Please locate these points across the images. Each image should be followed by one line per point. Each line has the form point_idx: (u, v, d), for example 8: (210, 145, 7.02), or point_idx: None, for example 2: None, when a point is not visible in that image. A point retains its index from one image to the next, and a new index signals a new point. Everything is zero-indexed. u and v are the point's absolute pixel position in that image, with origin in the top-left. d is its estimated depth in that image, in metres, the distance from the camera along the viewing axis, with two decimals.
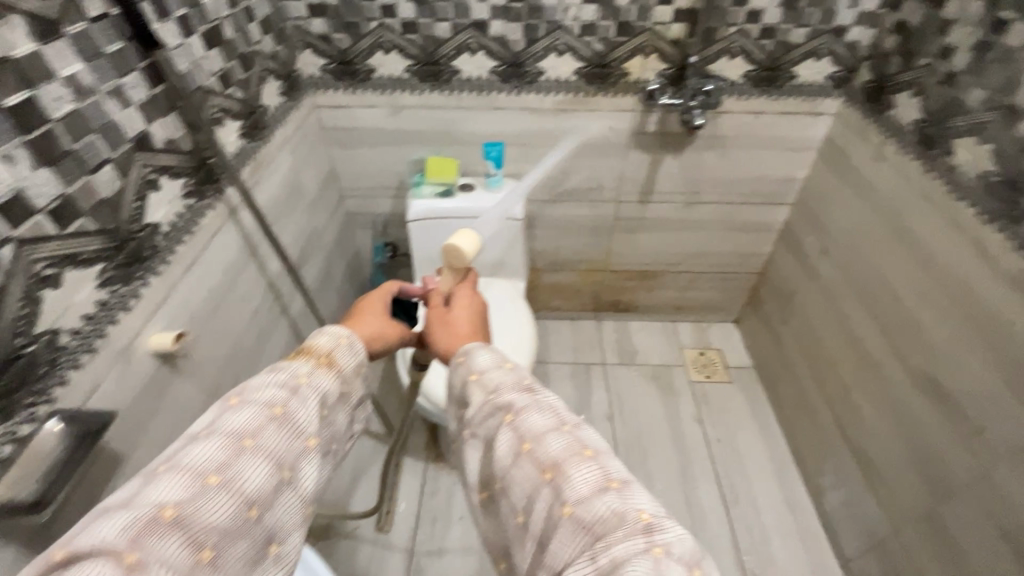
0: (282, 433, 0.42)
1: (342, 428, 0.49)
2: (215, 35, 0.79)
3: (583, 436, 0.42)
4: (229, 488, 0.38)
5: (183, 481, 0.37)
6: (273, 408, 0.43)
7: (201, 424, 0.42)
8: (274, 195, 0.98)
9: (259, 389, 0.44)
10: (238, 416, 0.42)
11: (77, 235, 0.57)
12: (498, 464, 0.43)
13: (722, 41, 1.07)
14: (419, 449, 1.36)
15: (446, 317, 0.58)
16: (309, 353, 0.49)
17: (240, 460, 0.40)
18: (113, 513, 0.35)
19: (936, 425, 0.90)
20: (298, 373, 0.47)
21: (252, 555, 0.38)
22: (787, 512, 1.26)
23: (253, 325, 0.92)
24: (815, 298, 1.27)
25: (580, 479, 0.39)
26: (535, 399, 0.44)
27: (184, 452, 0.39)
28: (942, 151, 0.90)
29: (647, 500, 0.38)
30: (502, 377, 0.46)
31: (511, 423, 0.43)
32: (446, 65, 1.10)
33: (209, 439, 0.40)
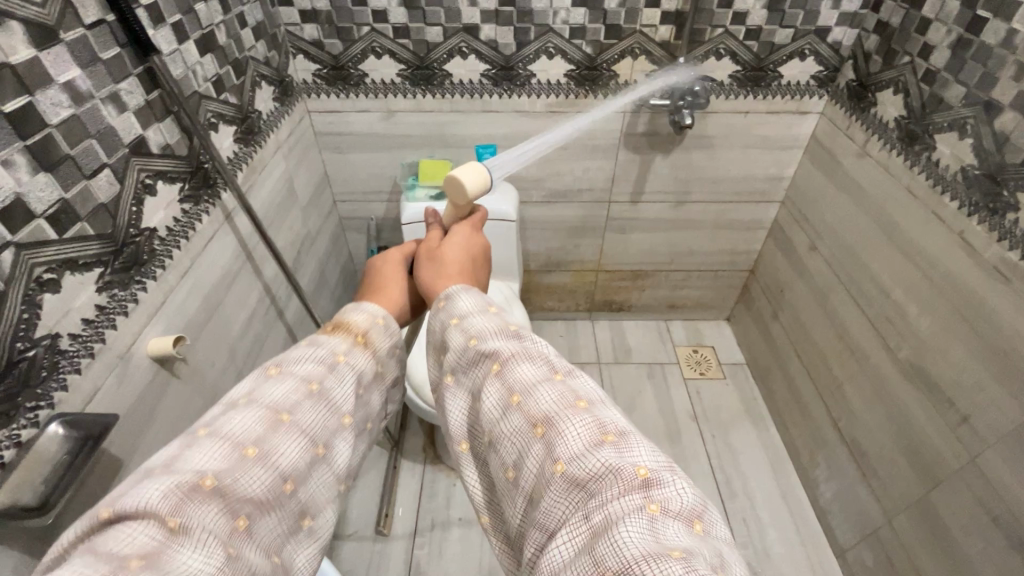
0: (317, 408, 0.44)
1: (376, 408, 0.51)
2: (208, 41, 0.80)
3: (577, 388, 0.42)
4: (266, 460, 0.39)
5: (223, 449, 0.38)
6: (311, 383, 0.44)
7: (239, 392, 0.43)
8: (269, 199, 0.99)
9: (298, 362, 0.46)
10: (276, 389, 0.43)
11: (77, 240, 0.57)
12: (488, 417, 0.44)
13: (709, 42, 1.09)
14: (417, 452, 1.36)
15: (442, 257, 0.60)
16: (346, 330, 0.50)
17: (278, 434, 0.41)
18: (156, 476, 0.35)
19: (922, 413, 0.92)
20: (336, 350, 0.48)
21: (284, 526, 0.40)
22: (781, 504, 1.28)
23: (249, 329, 0.92)
24: (804, 293, 1.29)
25: (573, 431, 0.38)
26: (521, 348, 0.46)
27: (224, 421, 0.40)
28: (924, 146, 0.93)
29: (644, 452, 0.37)
30: (482, 323, 0.48)
31: (499, 373, 0.44)
32: (438, 69, 1.11)
33: (248, 410, 0.41)
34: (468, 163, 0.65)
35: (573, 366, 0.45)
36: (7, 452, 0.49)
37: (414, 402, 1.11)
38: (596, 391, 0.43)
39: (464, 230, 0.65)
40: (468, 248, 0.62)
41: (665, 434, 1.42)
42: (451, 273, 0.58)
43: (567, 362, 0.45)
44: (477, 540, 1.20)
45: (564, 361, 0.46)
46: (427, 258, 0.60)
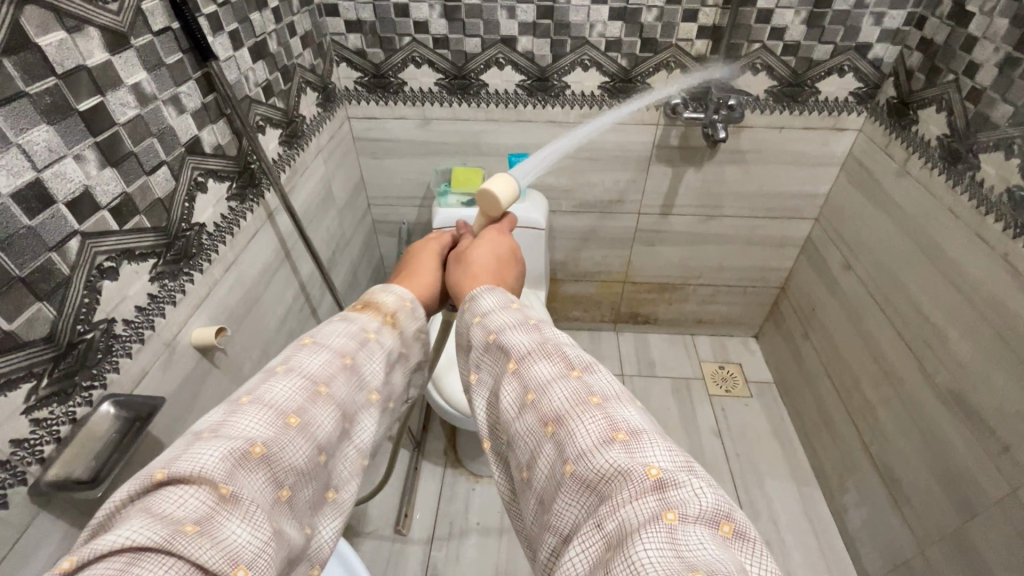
0: (349, 382, 0.46)
1: (399, 387, 0.53)
2: (260, 48, 0.84)
3: (591, 384, 0.43)
4: (306, 431, 0.41)
5: (268, 416, 0.39)
6: (344, 357, 0.46)
7: (276, 360, 0.45)
8: (308, 199, 1.02)
9: (331, 336, 0.48)
10: (313, 360, 0.45)
11: (135, 232, 0.61)
12: (505, 416, 0.45)
13: (746, 57, 1.09)
14: (438, 454, 1.38)
15: (471, 257, 0.62)
16: (375, 310, 0.53)
17: (316, 405, 0.42)
18: (206, 441, 0.36)
19: (960, 440, 0.89)
20: (367, 327, 0.50)
21: (316, 497, 0.41)
22: (808, 530, 1.24)
23: (284, 325, 0.96)
24: (837, 313, 1.26)
25: (582, 429, 0.39)
26: (540, 344, 0.47)
27: (266, 389, 0.41)
28: (968, 166, 0.90)
29: (656, 453, 0.37)
30: (506, 318, 0.50)
31: (515, 372, 0.45)
32: (475, 79, 1.14)
33: (288, 379, 0.42)
34: (501, 172, 0.66)
35: (590, 361, 0.45)
36: (63, 427, 0.52)
37: (440, 406, 1.12)
38: (613, 387, 0.43)
39: (493, 234, 0.66)
40: (497, 249, 0.63)
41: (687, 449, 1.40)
42: (479, 273, 0.59)
43: (584, 357, 0.45)
44: (494, 545, 1.20)
45: (583, 356, 0.46)
46: (457, 259, 0.62)
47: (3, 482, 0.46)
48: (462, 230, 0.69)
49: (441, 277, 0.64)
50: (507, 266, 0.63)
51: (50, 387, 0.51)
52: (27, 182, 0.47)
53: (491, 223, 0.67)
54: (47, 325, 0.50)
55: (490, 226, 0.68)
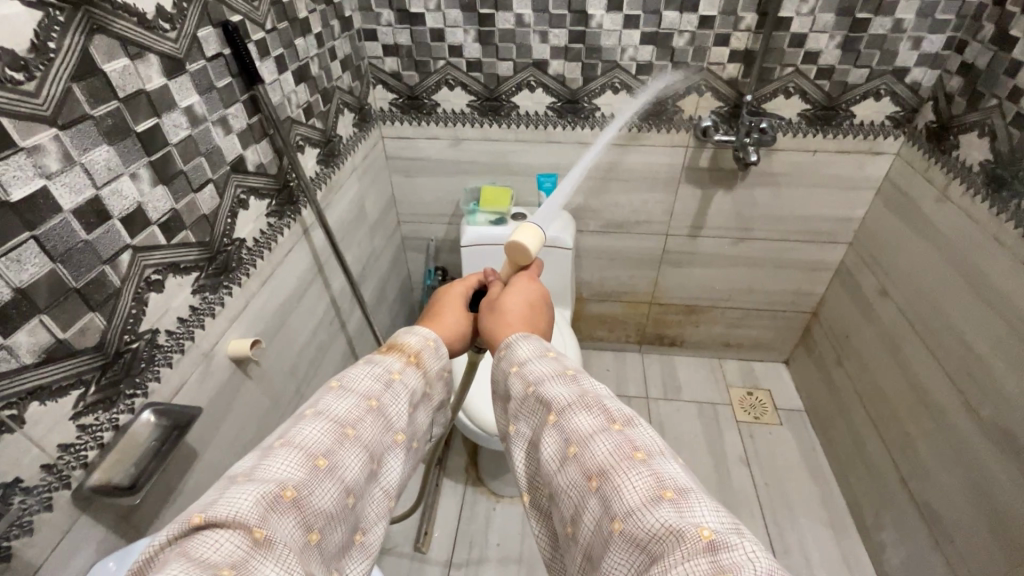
0: (376, 423, 0.47)
1: (422, 426, 0.54)
2: (303, 72, 0.88)
3: (634, 439, 0.43)
4: (334, 473, 0.41)
5: (299, 458, 0.40)
6: (370, 400, 0.47)
7: (305, 404, 0.46)
8: (342, 216, 1.05)
9: (359, 379, 0.49)
10: (339, 404, 0.46)
11: (181, 246, 0.63)
12: (547, 468, 0.45)
13: (778, 81, 1.09)
14: (459, 472, 1.38)
15: (504, 302, 0.62)
16: (400, 350, 0.54)
17: (344, 448, 0.43)
18: (241, 485, 0.37)
19: (1007, 479, 0.85)
20: (391, 368, 0.51)
21: (344, 540, 0.42)
22: (842, 568, 1.19)
23: (314, 339, 0.98)
24: (873, 341, 1.22)
25: (629, 485, 0.39)
26: (580, 396, 0.47)
27: (296, 431, 0.43)
28: (1014, 193, 0.88)
29: (706, 513, 0.37)
30: (543, 368, 0.50)
31: (557, 424, 0.45)
32: (506, 100, 1.16)
33: (317, 422, 0.44)
34: (528, 222, 0.66)
35: (632, 415, 0.45)
36: (106, 433, 0.54)
37: (462, 422, 1.12)
38: (656, 442, 0.43)
39: (525, 278, 0.66)
40: (529, 295, 0.63)
41: (714, 477, 1.36)
42: (513, 320, 0.59)
43: (625, 411, 0.45)
44: (514, 568, 1.18)
45: (624, 408, 0.46)
46: (490, 304, 0.62)
47: (50, 485, 0.48)
48: (489, 274, 0.68)
49: (472, 318, 0.65)
50: (540, 311, 0.62)
51: (97, 394, 0.53)
52: (87, 199, 0.50)
53: (520, 270, 0.67)
54: (97, 334, 0.53)
55: (519, 271, 0.67)
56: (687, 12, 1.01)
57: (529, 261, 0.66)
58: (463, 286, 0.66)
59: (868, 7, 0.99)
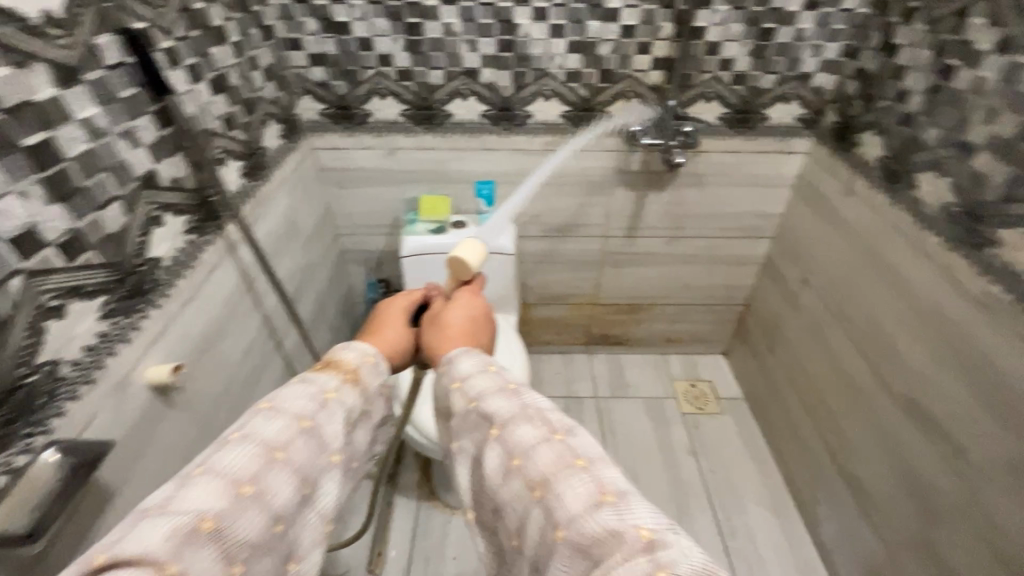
0: (309, 445, 0.45)
1: (361, 446, 0.52)
2: (220, 82, 0.84)
3: (575, 447, 0.43)
4: (261, 500, 0.39)
5: (220, 486, 0.38)
6: (302, 420, 0.45)
7: (231, 429, 0.43)
8: (272, 231, 1.01)
9: (291, 400, 0.47)
10: (269, 426, 0.44)
11: (83, 268, 0.58)
12: (491, 482, 0.44)
13: (698, 86, 1.15)
14: (411, 487, 1.34)
15: (445, 319, 0.61)
16: (337, 367, 0.52)
17: (272, 472, 0.41)
18: (152, 520, 0.35)
19: (919, 447, 0.92)
20: (326, 386, 0.49)
21: (275, 570, 0.40)
22: (784, 545, 1.25)
23: (246, 360, 0.93)
24: (799, 328, 1.30)
25: (571, 493, 0.39)
26: (521, 408, 0.46)
27: (218, 458, 0.40)
28: (907, 185, 0.96)
29: (645, 514, 0.37)
30: (482, 383, 0.49)
31: (499, 437, 0.45)
32: (440, 109, 1.16)
33: (243, 446, 0.41)
34: (471, 237, 0.67)
35: (572, 424, 0.45)
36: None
37: (411, 437, 1.10)
38: (597, 449, 0.43)
39: (467, 294, 0.65)
40: (471, 310, 0.63)
41: (663, 470, 1.40)
42: (454, 337, 0.59)
43: (566, 421, 0.45)
44: None
45: (565, 418, 0.46)
46: (431, 322, 0.62)
47: None
48: (433, 290, 0.68)
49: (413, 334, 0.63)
50: (482, 326, 0.62)
51: None
52: None
53: (463, 284, 0.67)
54: None
55: (461, 287, 0.68)
56: (610, 22, 1.05)
57: (471, 275, 0.67)
58: (405, 301, 0.66)
59: (772, 17, 1.06)
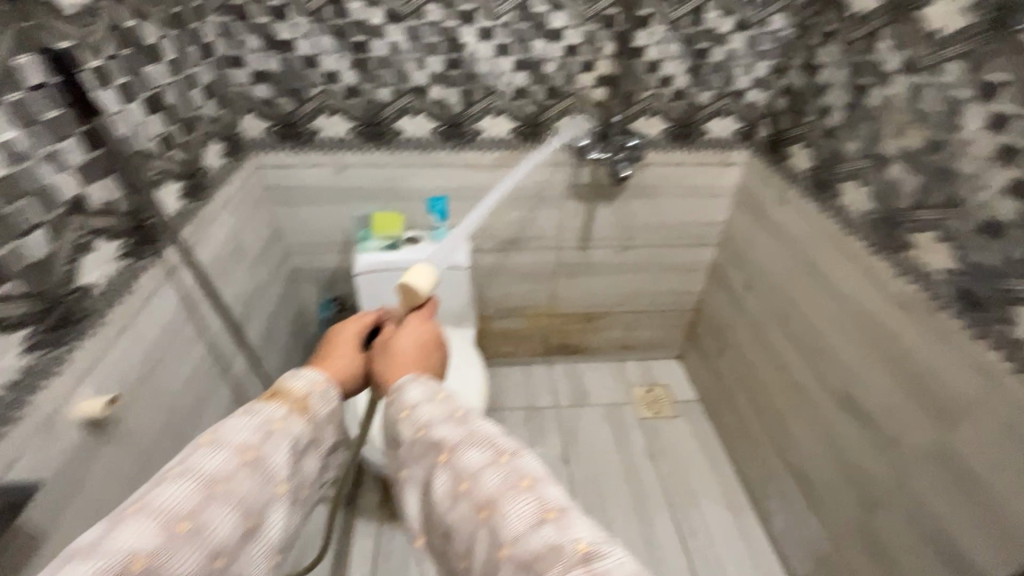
0: (253, 478, 0.43)
1: (311, 474, 0.51)
2: (156, 101, 0.81)
3: (521, 467, 0.43)
4: (198, 537, 0.38)
5: (153, 526, 0.37)
6: (246, 452, 0.44)
7: (171, 462, 0.42)
8: (216, 253, 0.97)
9: (234, 431, 0.45)
10: (210, 459, 0.42)
11: (1, 301, 0.55)
12: (440, 506, 0.45)
13: (640, 103, 1.20)
14: (372, 509, 1.32)
15: (396, 342, 0.61)
16: (283, 398, 0.50)
17: (210, 508, 0.40)
18: (77, 562, 0.34)
19: (855, 439, 0.98)
20: (273, 417, 0.48)
21: None
22: (740, 540, 1.30)
23: (190, 388, 0.89)
24: (745, 330, 1.36)
25: (515, 513, 0.40)
26: (469, 433, 0.47)
27: (154, 494, 0.39)
28: (833, 193, 1.03)
29: (585, 528, 0.39)
30: (430, 412, 0.49)
31: (447, 463, 0.45)
32: (389, 126, 1.16)
33: (181, 482, 0.40)
34: (421, 262, 0.68)
35: (518, 445, 0.46)
36: None
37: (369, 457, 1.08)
38: (541, 467, 0.44)
39: (418, 318, 0.65)
40: (422, 334, 0.63)
41: (624, 475, 1.43)
42: (405, 360, 0.58)
43: (512, 441, 0.46)
44: None
45: (511, 439, 0.47)
46: (382, 346, 0.61)
47: None
48: (385, 314, 0.68)
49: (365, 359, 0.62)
50: (433, 349, 0.62)
51: None
52: None
53: (415, 308, 0.68)
54: None
55: (413, 311, 0.67)
56: (554, 41, 1.09)
57: (422, 300, 0.67)
58: (356, 326, 0.65)
59: (706, 37, 1.12)
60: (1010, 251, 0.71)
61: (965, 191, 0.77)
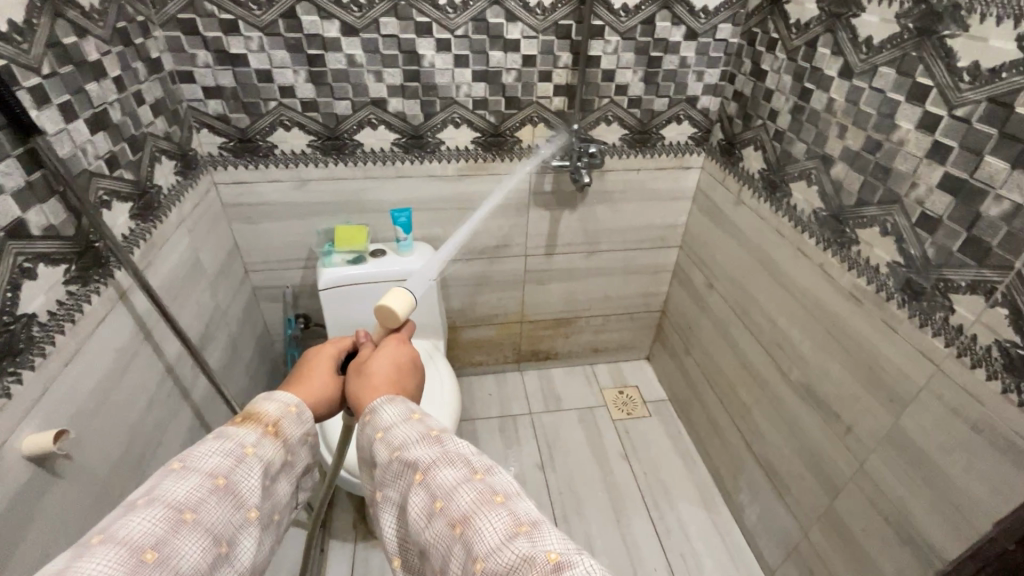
0: (224, 504, 0.42)
1: (284, 498, 0.50)
2: (101, 119, 0.78)
3: (494, 484, 0.44)
4: (167, 567, 0.37)
5: (119, 555, 0.35)
6: (217, 477, 0.43)
7: (138, 492, 0.40)
8: (171, 274, 0.94)
9: (205, 457, 0.44)
10: (179, 486, 0.41)
11: None
12: (415, 526, 0.44)
13: (598, 111, 1.22)
14: (346, 529, 1.28)
15: (370, 366, 0.59)
16: (256, 421, 0.49)
17: (181, 535, 0.38)
18: None
19: (817, 428, 1.02)
20: (245, 442, 0.47)
21: None
22: (714, 535, 1.32)
23: (147, 415, 0.85)
24: (709, 328, 1.40)
25: (488, 527, 0.40)
26: (443, 452, 0.47)
27: (120, 524, 0.37)
28: (783, 194, 1.08)
29: (557, 540, 0.39)
30: (406, 432, 0.49)
31: (422, 481, 0.45)
32: (349, 139, 1.15)
33: (149, 509, 0.38)
34: (399, 285, 0.65)
35: (492, 464, 0.47)
36: None
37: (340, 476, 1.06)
38: (515, 486, 0.45)
39: (395, 342, 0.63)
40: (398, 357, 0.61)
41: (600, 478, 1.44)
42: (379, 385, 0.57)
43: (485, 460, 0.47)
44: None
45: (485, 458, 0.47)
46: (357, 370, 0.59)
47: None
48: (362, 336, 0.66)
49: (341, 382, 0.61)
50: (409, 373, 0.60)
51: None
52: None
53: (392, 331, 0.65)
54: None
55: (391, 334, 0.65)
56: (511, 52, 1.10)
57: (399, 322, 0.64)
58: (334, 349, 0.63)
59: (658, 46, 1.16)
60: (945, 243, 0.75)
61: (903, 187, 0.82)
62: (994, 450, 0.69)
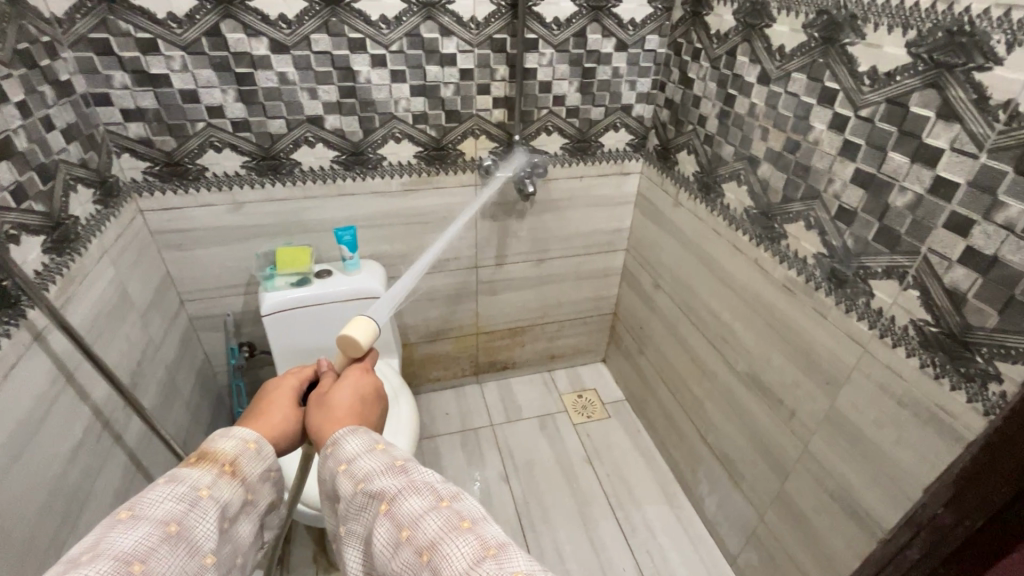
0: (175, 553, 0.39)
1: (247, 539, 0.47)
2: (4, 147, 0.72)
3: (461, 509, 0.43)
4: None
5: None
6: (168, 525, 0.40)
7: (80, 547, 0.37)
8: (94, 309, 0.87)
9: (155, 503, 0.41)
10: (126, 537, 0.38)
11: None
12: (381, 560, 0.43)
13: (538, 121, 1.25)
14: (306, 564, 1.22)
15: (333, 398, 0.57)
16: (212, 461, 0.46)
17: None
18: None
19: (763, 414, 1.07)
20: (199, 484, 0.44)
21: None
22: (678, 528, 1.35)
23: (73, 465, 0.78)
24: (659, 327, 1.44)
25: (455, 554, 0.39)
26: (408, 480, 0.46)
27: None
28: (716, 194, 1.13)
29: (524, 561, 0.38)
30: (369, 463, 0.48)
31: (388, 512, 0.44)
32: (285, 158, 1.11)
33: (93, 565, 0.35)
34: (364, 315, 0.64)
35: (459, 490, 0.46)
36: None
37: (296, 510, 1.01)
38: (482, 511, 0.44)
39: (358, 372, 0.62)
40: (361, 389, 0.60)
41: (564, 483, 1.44)
42: (342, 418, 0.55)
43: (452, 487, 0.46)
44: None
45: (451, 485, 0.46)
46: (319, 401, 0.57)
47: None
48: (323, 366, 0.64)
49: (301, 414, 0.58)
50: (372, 405, 0.59)
51: None
52: None
53: (355, 362, 0.64)
54: None
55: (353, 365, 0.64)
56: (449, 66, 1.11)
57: (363, 353, 0.63)
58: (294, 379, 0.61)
59: (591, 58, 1.19)
60: (862, 233, 0.81)
61: (822, 183, 0.87)
62: (920, 422, 0.75)
